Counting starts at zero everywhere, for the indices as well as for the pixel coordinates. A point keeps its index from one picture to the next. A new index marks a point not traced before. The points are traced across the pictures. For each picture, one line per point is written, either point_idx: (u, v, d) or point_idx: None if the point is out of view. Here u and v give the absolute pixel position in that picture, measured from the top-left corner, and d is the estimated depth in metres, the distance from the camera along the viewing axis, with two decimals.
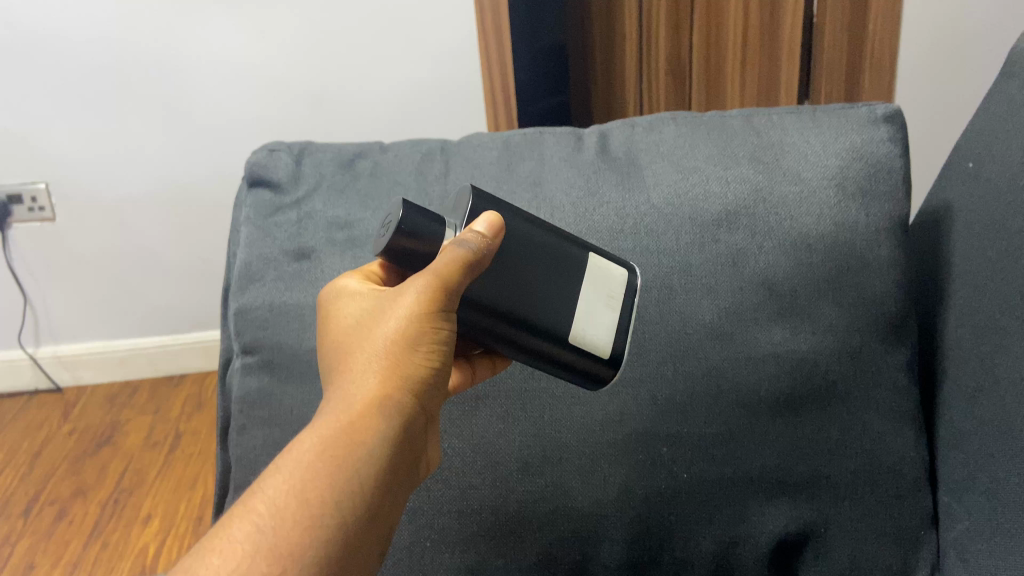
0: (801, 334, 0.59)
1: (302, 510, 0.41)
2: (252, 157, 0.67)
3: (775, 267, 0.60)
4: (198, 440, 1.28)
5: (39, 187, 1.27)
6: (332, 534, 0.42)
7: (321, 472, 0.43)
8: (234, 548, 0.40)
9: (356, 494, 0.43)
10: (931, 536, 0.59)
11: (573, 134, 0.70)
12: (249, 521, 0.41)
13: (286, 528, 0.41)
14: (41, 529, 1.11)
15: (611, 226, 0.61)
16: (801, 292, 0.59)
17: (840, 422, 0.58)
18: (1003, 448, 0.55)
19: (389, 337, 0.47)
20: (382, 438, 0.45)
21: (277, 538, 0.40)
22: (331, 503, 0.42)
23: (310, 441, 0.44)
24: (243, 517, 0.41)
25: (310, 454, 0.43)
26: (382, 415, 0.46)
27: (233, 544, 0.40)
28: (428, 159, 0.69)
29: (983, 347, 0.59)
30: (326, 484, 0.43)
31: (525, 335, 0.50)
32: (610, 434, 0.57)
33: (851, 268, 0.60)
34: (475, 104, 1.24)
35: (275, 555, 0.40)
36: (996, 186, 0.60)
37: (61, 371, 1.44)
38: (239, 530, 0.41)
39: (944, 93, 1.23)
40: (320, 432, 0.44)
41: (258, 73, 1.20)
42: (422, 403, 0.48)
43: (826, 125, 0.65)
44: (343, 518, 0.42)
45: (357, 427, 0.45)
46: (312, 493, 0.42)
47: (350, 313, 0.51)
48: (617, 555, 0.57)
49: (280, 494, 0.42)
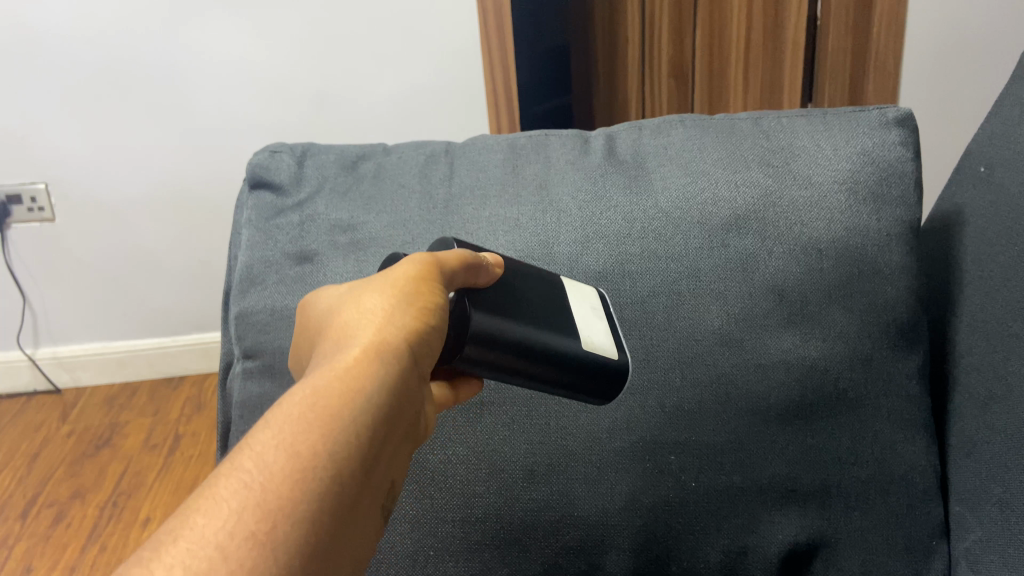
0: (811, 328, 0.58)
1: (294, 463, 0.35)
2: (253, 159, 0.66)
3: (783, 254, 0.59)
4: (198, 443, 1.28)
5: (39, 187, 1.26)
6: (327, 488, 0.35)
7: (315, 422, 0.37)
8: (220, 508, 0.33)
9: (349, 448, 0.37)
10: (943, 546, 0.58)
11: (580, 137, 0.69)
12: (236, 478, 0.34)
13: (278, 483, 0.34)
14: (39, 532, 1.11)
15: (618, 231, 0.60)
16: (809, 281, 0.59)
17: (850, 424, 0.57)
18: (1016, 458, 0.54)
19: (379, 302, 0.44)
20: (378, 392, 0.40)
21: (267, 493, 0.33)
22: (324, 455, 0.36)
23: (298, 395, 0.38)
24: (228, 475, 0.34)
25: (300, 408, 0.38)
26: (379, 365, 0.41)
27: (218, 501, 0.33)
28: (432, 162, 0.68)
29: (995, 355, 0.58)
30: (318, 434, 0.37)
31: (536, 366, 0.49)
32: (618, 442, 0.56)
33: (862, 263, 0.59)
34: (477, 105, 1.23)
35: (266, 510, 0.33)
36: (1009, 191, 0.59)
37: (61, 373, 1.43)
38: (224, 488, 0.33)
39: (950, 97, 1.22)
40: (309, 386, 0.39)
41: (257, 74, 1.19)
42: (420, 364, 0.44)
43: (836, 128, 0.65)
44: (338, 471, 0.36)
45: (352, 378, 0.40)
46: (303, 444, 0.36)
47: (331, 298, 0.48)
48: (623, 564, 0.56)
49: (268, 448, 0.35)
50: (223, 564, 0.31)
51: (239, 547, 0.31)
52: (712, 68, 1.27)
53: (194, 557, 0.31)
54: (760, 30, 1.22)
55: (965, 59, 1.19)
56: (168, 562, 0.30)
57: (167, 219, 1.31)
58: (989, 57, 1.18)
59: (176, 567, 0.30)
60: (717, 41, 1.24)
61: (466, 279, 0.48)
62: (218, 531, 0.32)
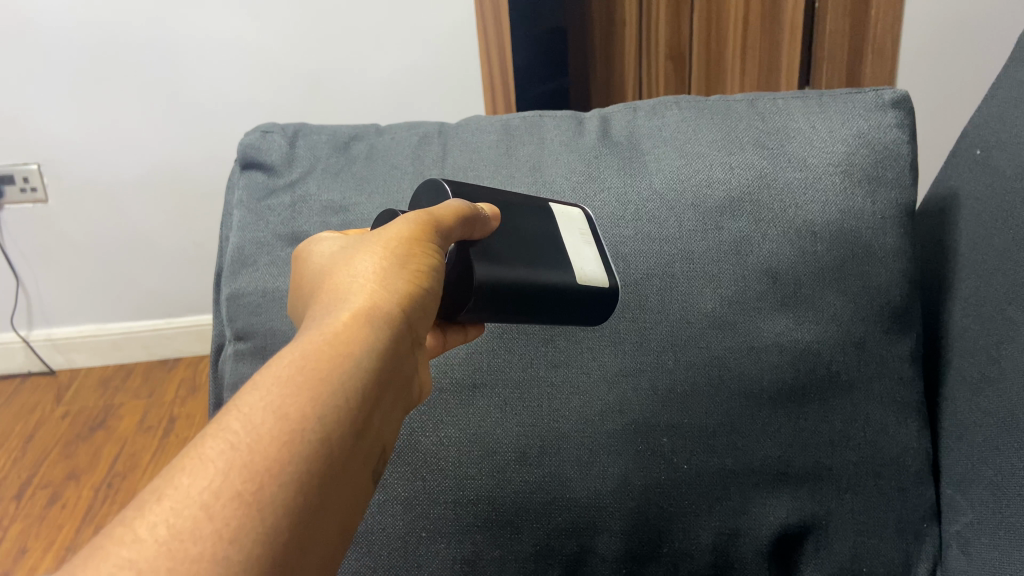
0: (806, 303, 0.58)
1: (282, 425, 0.34)
2: (245, 139, 0.66)
3: (777, 226, 0.59)
4: (193, 425, 1.27)
5: (31, 168, 1.25)
6: (316, 451, 0.35)
7: (304, 383, 0.36)
8: (205, 469, 0.32)
9: (339, 411, 0.37)
10: (934, 528, 0.59)
11: (574, 118, 0.69)
12: (223, 439, 0.33)
13: (265, 445, 0.33)
14: (34, 513, 1.10)
15: (611, 213, 0.60)
16: (803, 255, 0.58)
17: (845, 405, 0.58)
18: (1009, 441, 0.54)
19: (370, 264, 0.44)
20: (368, 354, 0.40)
21: (254, 455, 0.33)
22: (313, 417, 0.35)
23: (287, 356, 0.38)
24: (216, 434, 0.34)
25: (288, 369, 0.37)
26: (371, 328, 0.41)
27: (204, 461, 0.32)
28: (425, 142, 0.67)
29: (989, 338, 0.57)
30: (307, 397, 0.36)
31: (536, 307, 0.51)
32: (610, 424, 0.56)
33: (857, 238, 0.59)
34: (472, 87, 1.22)
35: (252, 471, 0.32)
36: (1004, 173, 0.59)
37: (56, 355, 1.43)
38: (210, 448, 0.33)
39: (947, 77, 1.21)
40: (298, 348, 0.38)
41: (252, 54, 1.18)
42: (411, 326, 0.44)
43: (832, 110, 0.64)
44: (326, 433, 0.36)
45: (343, 340, 0.39)
46: (292, 407, 0.35)
47: (323, 260, 0.48)
48: (615, 547, 0.56)
49: (256, 409, 0.35)
50: (209, 523, 0.30)
51: (223, 508, 0.31)
52: (709, 49, 1.26)
53: (178, 516, 0.30)
54: (758, 12, 1.21)
55: (963, 39, 1.18)
56: (151, 522, 0.30)
57: (161, 201, 1.30)
58: (986, 37, 1.17)
59: (160, 526, 0.30)
60: (714, 21, 1.23)
61: (463, 230, 0.47)
62: (202, 491, 0.31)
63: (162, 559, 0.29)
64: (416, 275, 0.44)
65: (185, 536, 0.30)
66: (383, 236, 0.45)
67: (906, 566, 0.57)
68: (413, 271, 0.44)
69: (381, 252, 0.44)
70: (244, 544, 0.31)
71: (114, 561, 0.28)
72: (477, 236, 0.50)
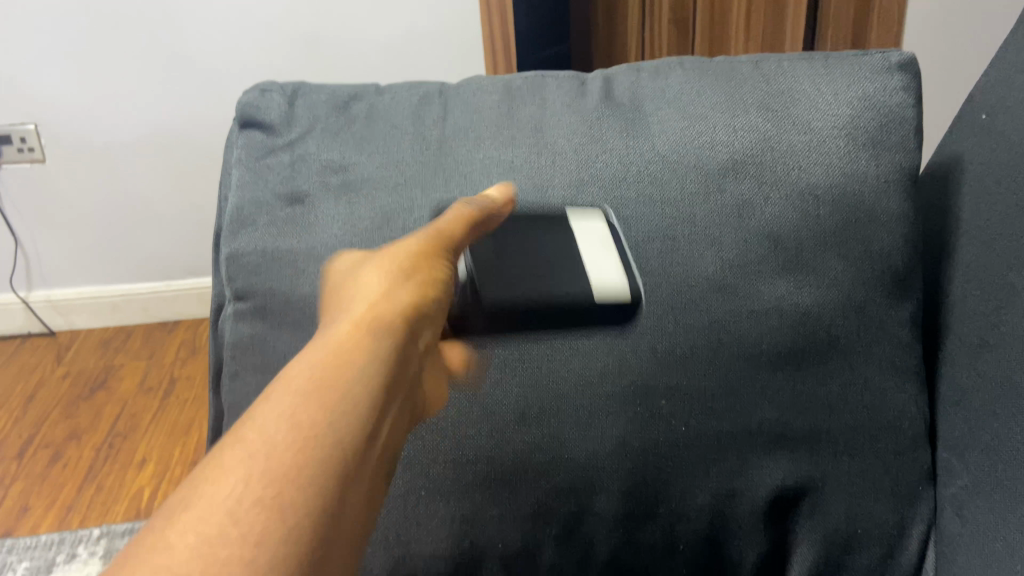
0: (807, 270, 0.58)
1: (296, 434, 0.38)
2: (244, 98, 0.65)
3: (778, 191, 0.59)
4: (193, 387, 1.28)
5: (28, 128, 1.24)
6: (332, 454, 0.38)
7: (314, 395, 0.40)
8: (225, 480, 0.36)
9: (352, 418, 0.40)
10: (928, 490, 0.59)
11: (576, 79, 0.68)
12: (242, 449, 0.38)
13: (282, 453, 0.37)
14: (36, 472, 1.11)
15: (613, 174, 0.60)
16: (805, 220, 0.58)
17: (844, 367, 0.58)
18: (1007, 406, 0.54)
19: (376, 280, 0.49)
20: (376, 362, 0.43)
21: (271, 463, 0.37)
22: (325, 426, 0.39)
23: (298, 371, 0.42)
24: (235, 445, 0.38)
25: (302, 382, 0.41)
26: (379, 337, 0.45)
27: (226, 472, 0.37)
28: (425, 102, 0.66)
29: (990, 304, 0.57)
30: (317, 409, 0.40)
31: None
32: (609, 385, 0.55)
33: (858, 203, 0.59)
34: (474, 50, 1.21)
35: (272, 477, 0.36)
36: (1009, 138, 0.59)
37: (56, 316, 1.43)
38: (230, 458, 0.37)
39: (955, 44, 1.20)
40: (309, 360, 0.42)
41: (251, 13, 1.16)
42: (419, 334, 0.48)
43: (837, 72, 0.63)
44: (340, 438, 0.39)
45: (346, 351, 0.43)
46: (302, 416, 0.39)
47: (344, 274, 0.53)
48: (613, 506, 0.55)
49: (269, 422, 0.39)
50: (234, 528, 0.34)
51: (248, 513, 0.35)
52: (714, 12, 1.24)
53: (208, 526, 0.35)
54: None
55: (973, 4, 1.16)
56: (182, 530, 0.35)
57: (160, 163, 1.29)
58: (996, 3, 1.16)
59: (189, 535, 0.34)
60: None
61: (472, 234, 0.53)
62: (228, 499, 0.35)
63: (195, 563, 0.33)
64: (419, 287, 0.49)
65: (215, 542, 0.34)
66: (387, 256, 0.50)
67: (900, 528, 0.58)
68: (420, 283, 0.49)
69: (387, 271, 0.49)
70: (271, 543, 0.34)
71: (151, 566, 0.33)
72: (489, 226, 0.55)
